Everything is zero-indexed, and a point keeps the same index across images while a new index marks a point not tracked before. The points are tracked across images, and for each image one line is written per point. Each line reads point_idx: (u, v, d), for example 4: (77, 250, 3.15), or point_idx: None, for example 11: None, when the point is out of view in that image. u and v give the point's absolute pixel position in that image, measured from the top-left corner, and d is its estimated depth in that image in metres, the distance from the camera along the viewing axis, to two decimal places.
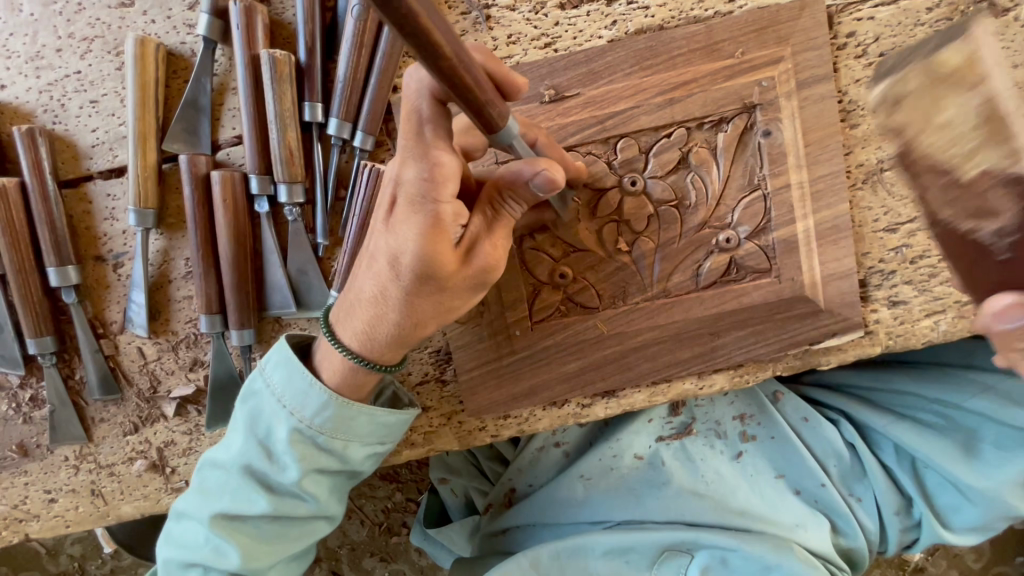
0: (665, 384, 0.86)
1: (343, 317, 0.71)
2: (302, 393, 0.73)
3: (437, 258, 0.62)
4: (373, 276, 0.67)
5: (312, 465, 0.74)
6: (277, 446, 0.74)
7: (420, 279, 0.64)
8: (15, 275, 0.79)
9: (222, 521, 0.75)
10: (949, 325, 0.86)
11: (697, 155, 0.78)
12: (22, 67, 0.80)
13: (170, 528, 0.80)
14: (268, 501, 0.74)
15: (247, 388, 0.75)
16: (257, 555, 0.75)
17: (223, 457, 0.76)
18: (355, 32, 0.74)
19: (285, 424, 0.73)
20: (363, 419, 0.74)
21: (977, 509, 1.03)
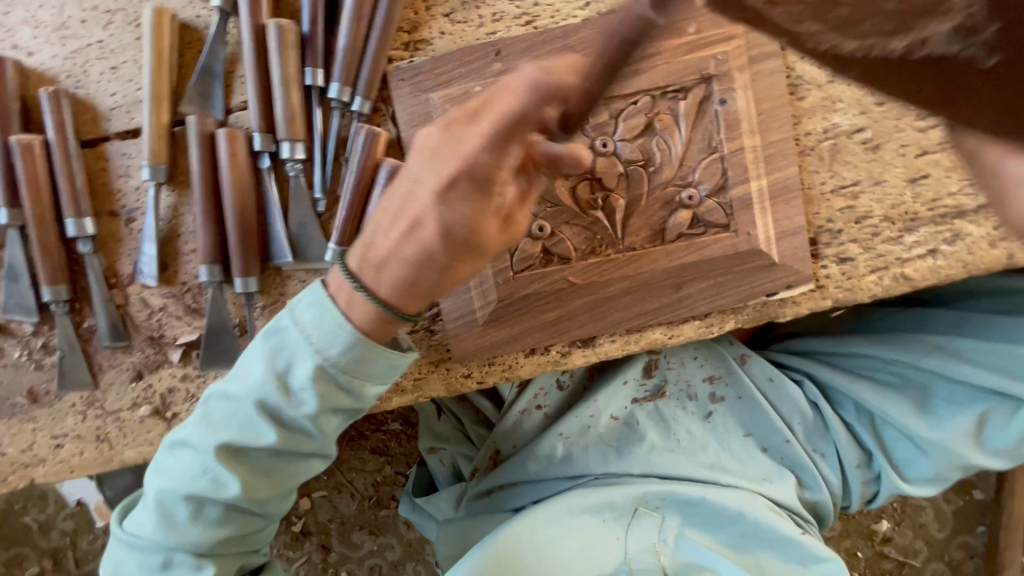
0: (637, 333, 0.94)
1: (376, 277, 0.76)
2: (328, 333, 0.77)
3: (484, 225, 0.71)
4: (418, 238, 0.73)
5: (329, 403, 0.79)
6: (297, 382, 0.78)
7: (468, 240, 0.72)
8: (35, 225, 0.86)
9: (227, 452, 0.80)
10: (892, 280, 0.95)
11: (661, 121, 0.87)
12: (49, 36, 0.88)
13: (169, 457, 0.83)
14: (278, 435, 0.79)
15: (275, 324, 0.80)
16: (258, 486, 0.81)
17: (238, 390, 0.80)
18: (355, 6, 0.83)
19: (307, 360, 0.78)
20: (380, 361, 0.79)
21: (930, 460, 1.11)
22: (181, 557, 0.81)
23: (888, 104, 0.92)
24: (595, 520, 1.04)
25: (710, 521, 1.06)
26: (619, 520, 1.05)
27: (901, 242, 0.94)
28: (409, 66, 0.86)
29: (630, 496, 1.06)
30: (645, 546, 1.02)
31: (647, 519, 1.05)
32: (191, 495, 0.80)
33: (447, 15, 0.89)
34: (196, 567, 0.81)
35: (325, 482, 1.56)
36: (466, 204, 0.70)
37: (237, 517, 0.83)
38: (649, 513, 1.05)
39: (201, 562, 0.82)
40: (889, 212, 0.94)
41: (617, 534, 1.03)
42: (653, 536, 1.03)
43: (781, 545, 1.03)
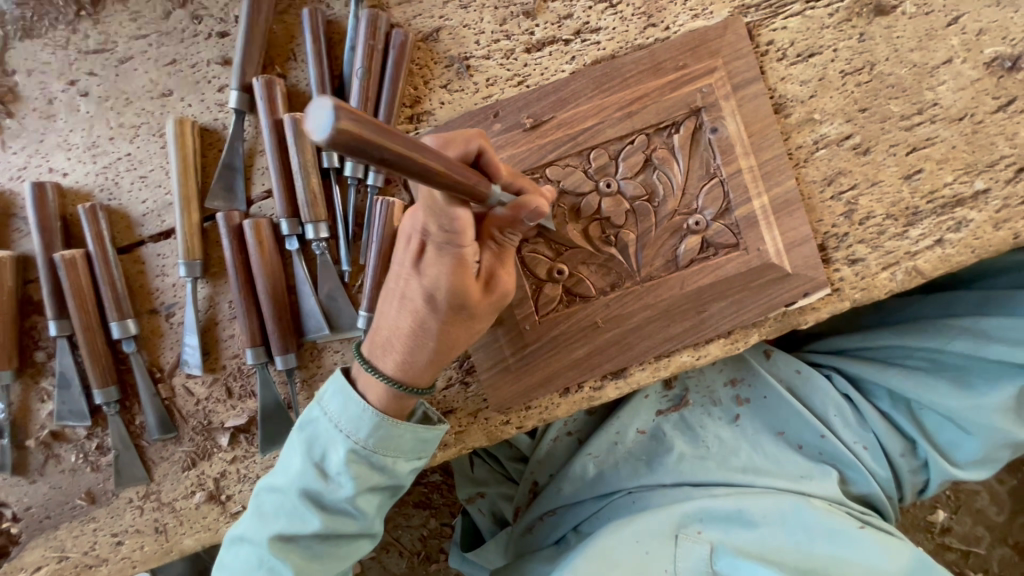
0: (665, 358, 0.96)
1: (382, 352, 0.81)
2: (355, 418, 0.80)
3: (465, 291, 0.75)
4: (411, 310, 0.77)
5: (364, 482, 0.81)
6: (334, 466, 0.81)
7: (451, 308, 0.75)
8: (83, 333, 0.90)
9: (279, 543, 0.80)
10: (905, 275, 0.97)
11: (659, 155, 0.91)
12: (81, 156, 0.94)
13: (228, 552, 0.85)
14: (323, 518, 0.80)
15: (305, 416, 0.83)
16: (313, 572, 0.81)
17: (281, 481, 0.82)
18: (361, 89, 0.88)
19: (339, 446, 0.81)
20: (408, 436, 0.83)
21: (976, 441, 1.10)
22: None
23: (871, 109, 0.96)
24: (640, 550, 1.02)
25: (753, 537, 1.02)
26: (664, 548, 1.02)
27: (907, 236, 0.97)
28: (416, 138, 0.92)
29: (669, 519, 1.05)
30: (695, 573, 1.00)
31: (692, 545, 1.03)
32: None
33: (445, 86, 0.95)
34: None
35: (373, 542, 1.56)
36: (442, 272, 0.73)
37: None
38: (691, 539, 1.03)
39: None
40: (891, 209, 0.97)
41: (665, 566, 1.00)
42: (703, 561, 1.01)
43: (830, 536, 1.01)
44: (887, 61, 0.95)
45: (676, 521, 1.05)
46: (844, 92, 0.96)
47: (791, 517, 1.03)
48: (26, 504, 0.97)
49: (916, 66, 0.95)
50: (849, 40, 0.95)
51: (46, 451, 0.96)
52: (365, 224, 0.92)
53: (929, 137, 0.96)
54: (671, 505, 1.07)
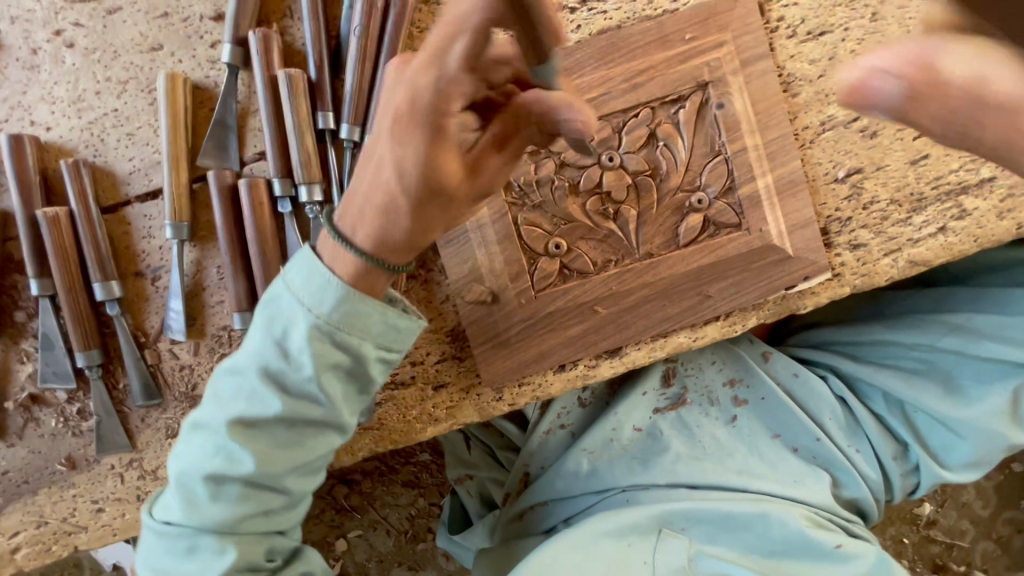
0: (661, 339, 0.95)
1: (354, 227, 0.75)
2: (319, 290, 0.73)
3: (445, 175, 0.68)
4: (383, 183, 0.70)
5: (329, 362, 0.74)
6: (295, 345, 0.74)
7: (426, 188, 0.68)
8: (65, 294, 0.88)
9: (239, 428, 0.75)
10: (906, 262, 0.96)
11: (663, 130, 0.89)
12: (66, 110, 0.91)
13: (185, 442, 0.79)
14: (284, 403, 0.74)
15: (269, 294, 0.76)
16: (275, 459, 0.76)
17: (241, 361, 0.76)
18: (358, 48, 0.86)
19: (301, 322, 0.73)
20: (377, 317, 0.75)
21: (968, 443, 1.10)
22: (204, 543, 0.76)
23: None
24: (620, 544, 1.02)
25: (735, 539, 1.04)
26: (645, 542, 1.03)
27: (911, 223, 0.96)
28: None
29: (654, 516, 1.05)
30: (675, 568, 1.00)
31: (673, 540, 1.03)
32: (209, 476, 0.75)
33: None
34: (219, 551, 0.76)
35: (359, 520, 1.55)
36: (417, 156, 0.65)
37: (257, 495, 0.77)
38: (674, 534, 1.03)
39: (224, 545, 0.76)
40: (896, 195, 0.95)
41: (645, 557, 1.01)
42: (682, 557, 1.01)
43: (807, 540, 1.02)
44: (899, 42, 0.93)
45: (662, 518, 1.05)
46: None
47: (776, 531, 1.03)
48: (4, 467, 0.95)
49: None
50: (862, 19, 0.93)
51: (26, 414, 0.94)
52: None
53: None
54: (658, 503, 1.06)
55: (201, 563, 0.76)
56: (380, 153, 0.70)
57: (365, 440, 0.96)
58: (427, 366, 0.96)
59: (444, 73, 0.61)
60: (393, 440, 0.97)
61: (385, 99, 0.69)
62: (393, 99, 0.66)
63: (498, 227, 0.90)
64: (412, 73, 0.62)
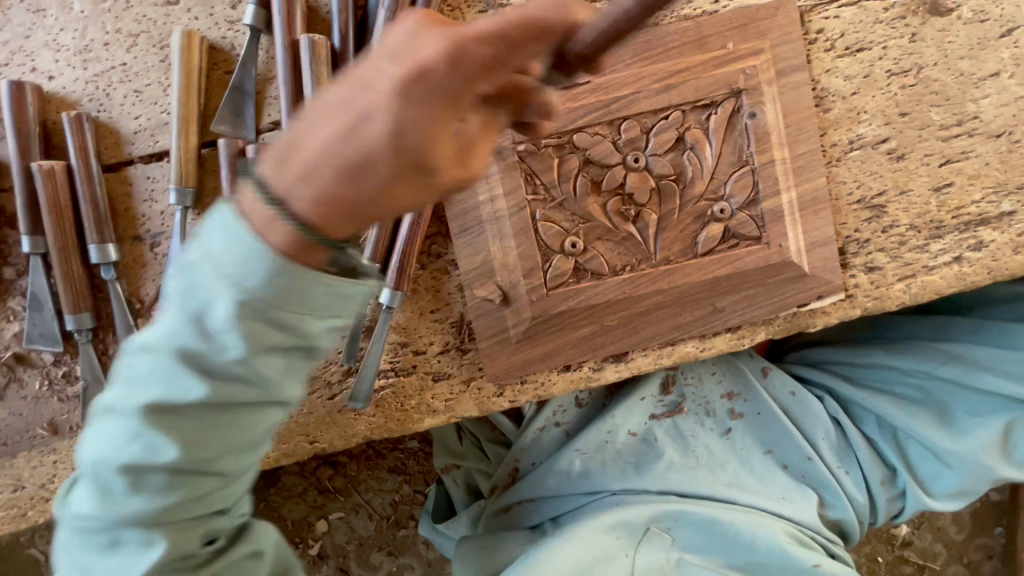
0: (669, 348, 0.93)
1: (290, 184, 0.49)
2: (244, 250, 0.51)
3: (437, 144, 0.47)
4: (358, 140, 0.47)
5: (264, 342, 0.54)
6: (218, 321, 0.53)
7: (408, 158, 0.47)
8: (58, 253, 0.84)
9: (155, 415, 0.57)
10: (919, 288, 0.95)
11: (692, 135, 0.87)
12: (71, 60, 0.86)
13: (92, 427, 0.62)
14: (212, 388, 0.56)
15: (178, 254, 0.55)
16: (203, 449, 0.59)
17: (149, 337, 0.57)
18: (386, 21, 0.82)
19: (223, 292, 0.52)
20: (326, 285, 0.53)
21: (955, 474, 1.10)
22: (125, 538, 0.61)
23: (912, 114, 0.92)
24: (609, 538, 1.03)
25: (720, 547, 1.05)
26: (632, 537, 1.05)
27: (928, 250, 0.95)
28: None
29: (644, 514, 1.06)
30: (654, 565, 1.03)
31: (657, 538, 1.06)
32: (122, 468, 0.59)
33: None
34: (144, 548, 0.61)
35: (342, 502, 1.53)
36: None
37: (180, 486, 0.61)
38: (660, 532, 1.06)
39: (149, 539, 0.61)
40: (916, 220, 0.94)
41: (627, 551, 1.03)
42: (662, 556, 1.04)
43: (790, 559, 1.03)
44: (935, 66, 0.92)
45: (651, 516, 1.06)
46: (887, 93, 0.92)
47: (760, 544, 1.03)
48: None
49: (963, 75, 0.92)
50: (901, 39, 0.91)
51: (9, 374, 0.90)
52: None
53: (964, 151, 0.93)
54: (649, 502, 1.07)
55: (122, 561, 0.62)
56: (366, 99, 0.47)
57: (364, 426, 0.94)
58: (428, 355, 0.93)
59: (511, 55, 0.45)
60: (389, 429, 0.95)
61: None
62: None
63: (514, 221, 0.88)
64: (459, 34, 0.45)
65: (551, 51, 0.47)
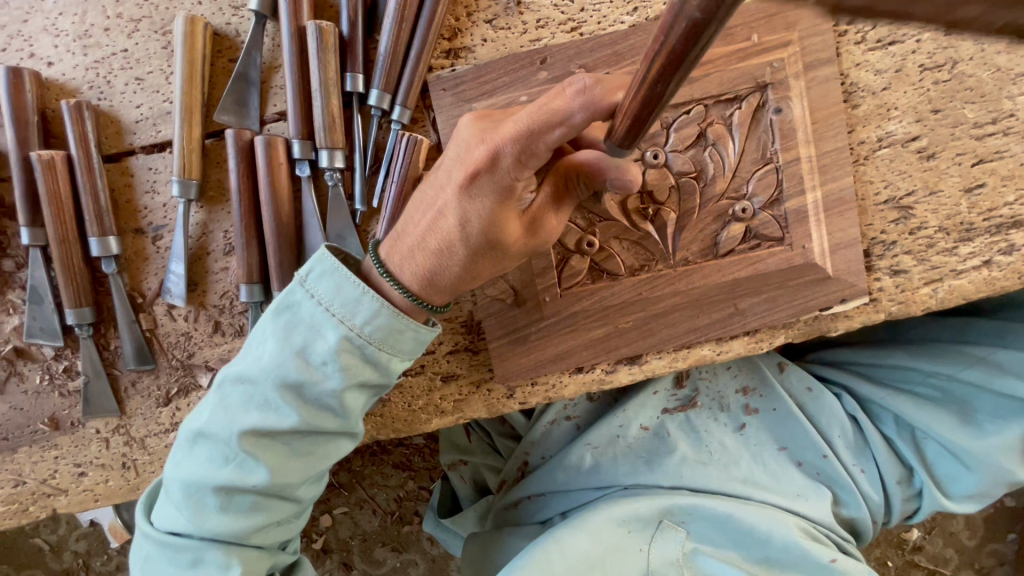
0: (685, 350, 0.90)
1: (401, 263, 0.70)
2: (351, 302, 0.69)
3: (504, 227, 0.66)
4: (440, 232, 0.67)
5: (357, 377, 0.71)
6: (319, 357, 0.69)
7: (484, 243, 0.67)
8: (58, 246, 0.81)
9: (250, 438, 0.70)
10: (946, 293, 0.92)
11: (714, 131, 0.83)
12: (70, 45, 0.83)
13: (184, 450, 0.73)
14: (303, 415, 0.70)
15: (285, 298, 0.71)
16: (289, 471, 0.72)
17: (251, 371, 0.70)
18: (396, 7, 0.79)
19: (328, 334, 0.69)
20: (410, 335, 0.72)
21: (974, 475, 1.08)
22: (210, 555, 0.71)
23: (944, 111, 0.88)
24: (621, 530, 1.02)
25: (736, 542, 1.03)
26: (644, 530, 1.03)
27: (956, 253, 0.91)
28: (451, 75, 0.83)
29: (656, 507, 1.03)
30: (669, 560, 1.02)
31: (672, 532, 1.03)
32: (218, 487, 0.70)
33: (489, 21, 0.85)
34: (225, 567, 0.71)
35: (346, 498, 1.52)
36: (484, 215, 0.65)
37: (267, 506, 0.73)
38: (674, 525, 1.03)
39: (230, 558, 0.71)
40: (945, 222, 0.91)
41: (641, 545, 1.02)
42: (677, 550, 1.02)
43: (804, 555, 1.01)
44: (970, 60, 0.87)
45: (665, 508, 1.04)
46: (919, 89, 0.88)
47: (776, 541, 1.01)
48: None
49: (999, 70, 0.87)
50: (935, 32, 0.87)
51: (9, 368, 0.89)
52: (385, 163, 0.83)
53: (998, 151, 0.89)
54: (662, 496, 1.05)
55: None
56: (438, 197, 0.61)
57: (366, 424, 0.91)
58: (437, 354, 0.91)
59: (535, 143, 0.59)
60: (395, 428, 0.93)
61: (462, 149, 0.66)
62: (472, 155, 0.63)
63: None
64: (499, 140, 0.61)
65: (569, 129, 0.57)
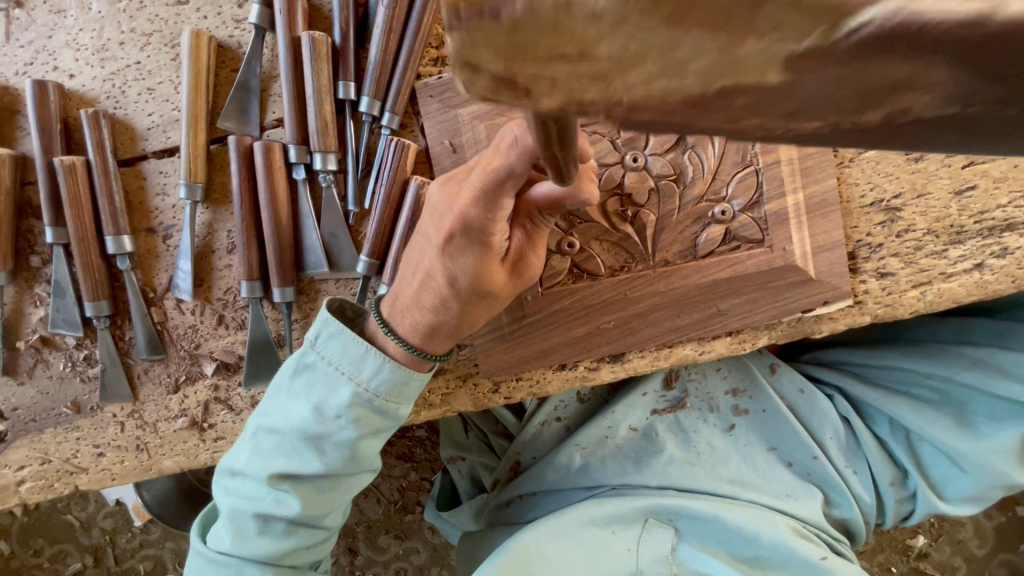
0: (666, 349, 0.92)
1: (402, 320, 0.74)
2: (358, 360, 0.74)
3: (489, 277, 0.69)
4: (432, 290, 0.71)
5: (369, 425, 0.75)
6: (335, 408, 0.74)
7: (473, 293, 0.70)
8: (78, 244, 0.88)
9: (282, 478, 0.75)
10: (935, 296, 0.91)
11: (693, 134, 0.85)
12: (89, 59, 0.90)
13: (224, 486, 0.79)
14: (326, 457, 0.75)
15: (303, 358, 0.76)
16: (319, 502, 0.77)
17: (279, 419, 0.76)
18: (386, 19, 0.83)
19: (341, 388, 0.74)
20: (414, 384, 0.77)
21: (969, 478, 1.07)
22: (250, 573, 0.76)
23: None
24: (604, 530, 1.05)
25: (723, 540, 1.04)
26: (631, 529, 1.05)
27: (946, 256, 0.90)
28: (438, 82, 0.86)
29: (640, 507, 1.06)
30: (657, 558, 1.03)
31: (659, 531, 1.05)
32: (257, 514, 0.76)
33: None
34: None
35: None
36: (468, 268, 0.68)
37: (301, 531, 0.78)
38: (661, 524, 1.05)
39: None
40: (933, 224, 0.90)
41: (628, 545, 1.03)
42: (665, 548, 1.03)
43: (792, 559, 1.00)
44: None
45: (650, 508, 1.06)
46: None
47: (764, 540, 1.01)
48: (14, 404, 0.98)
49: None
50: None
51: (36, 356, 0.96)
52: (375, 167, 0.88)
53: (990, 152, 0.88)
54: (649, 496, 1.07)
55: None
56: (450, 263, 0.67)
57: None
58: None
59: (496, 198, 0.62)
60: None
61: (433, 214, 0.70)
62: (444, 222, 0.67)
63: None
64: (462, 205, 0.64)
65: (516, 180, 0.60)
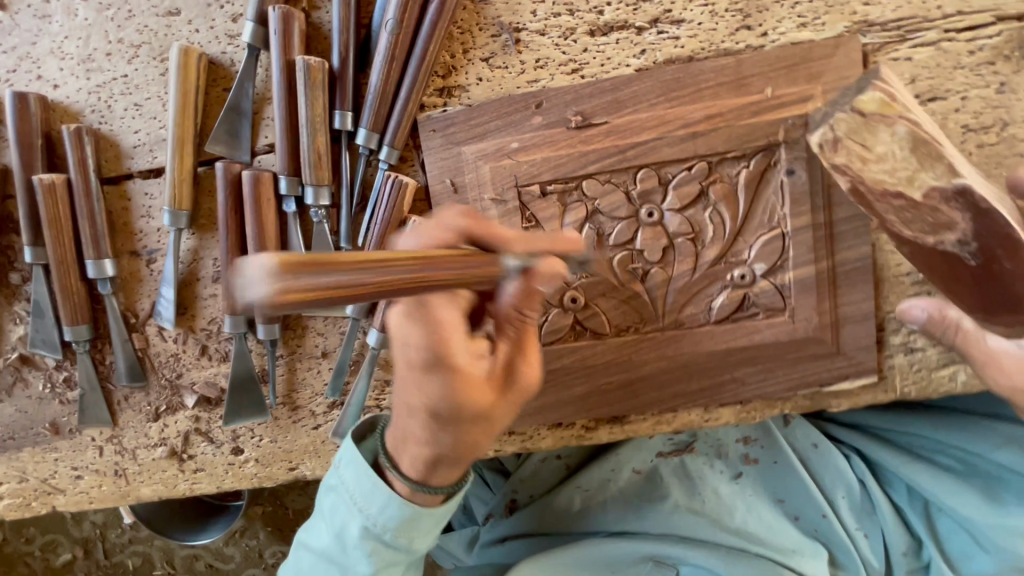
0: (670, 413, 0.86)
1: (400, 454, 0.70)
2: (368, 494, 0.70)
3: (469, 398, 0.59)
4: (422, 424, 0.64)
5: (383, 560, 0.72)
6: (351, 541, 0.72)
7: (462, 419, 0.61)
8: (56, 266, 0.84)
9: None
10: (968, 377, 0.83)
11: (717, 190, 0.77)
12: (74, 69, 0.84)
13: None
14: None
15: (326, 483, 0.75)
16: None
17: (309, 539, 0.77)
18: (388, 46, 0.76)
19: (355, 522, 0.71)
20: (426, 519, 0.71)
21: (990, 558, 0.99)
22: None
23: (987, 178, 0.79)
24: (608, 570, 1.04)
25: None
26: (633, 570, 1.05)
27: None
28: (442, 116, 0.80)
29: (641, 551, 1.04)
30: None
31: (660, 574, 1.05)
32: None
33: (486, 59, 0.81)
34: None
35: None
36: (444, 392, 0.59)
37: None
38: (664, 567, 1.05)
39: None
40: None
41: None
42: None
43: None
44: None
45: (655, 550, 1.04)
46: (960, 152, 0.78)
47: None
48: None
49: None
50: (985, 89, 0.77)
51: (15, 374, 0.93)
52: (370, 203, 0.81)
53: None
54: (651, 543, 1.04)
55: None
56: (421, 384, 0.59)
57: None
58: None
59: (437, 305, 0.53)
60: None
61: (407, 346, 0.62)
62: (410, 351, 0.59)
63: None
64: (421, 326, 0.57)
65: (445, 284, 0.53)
